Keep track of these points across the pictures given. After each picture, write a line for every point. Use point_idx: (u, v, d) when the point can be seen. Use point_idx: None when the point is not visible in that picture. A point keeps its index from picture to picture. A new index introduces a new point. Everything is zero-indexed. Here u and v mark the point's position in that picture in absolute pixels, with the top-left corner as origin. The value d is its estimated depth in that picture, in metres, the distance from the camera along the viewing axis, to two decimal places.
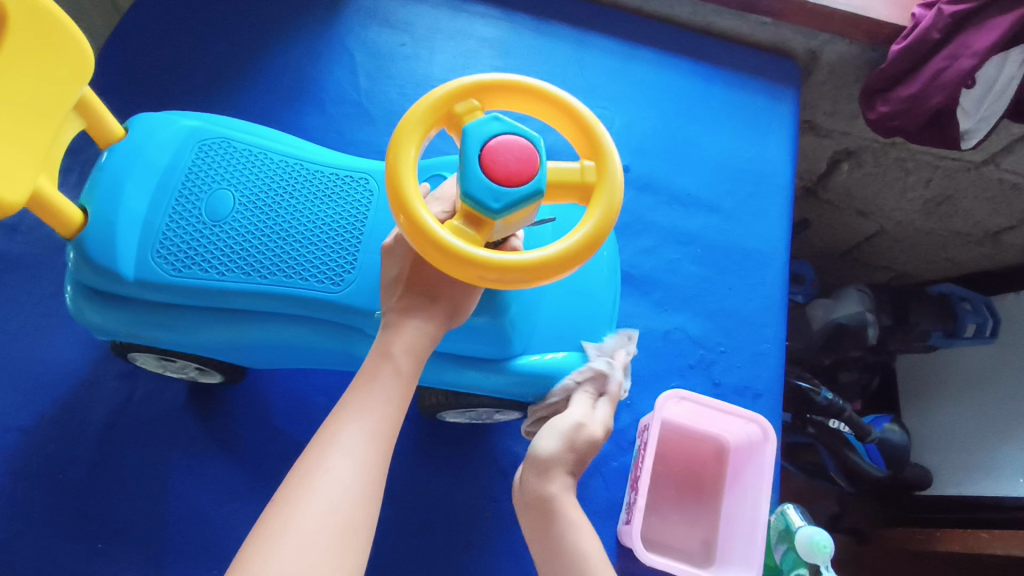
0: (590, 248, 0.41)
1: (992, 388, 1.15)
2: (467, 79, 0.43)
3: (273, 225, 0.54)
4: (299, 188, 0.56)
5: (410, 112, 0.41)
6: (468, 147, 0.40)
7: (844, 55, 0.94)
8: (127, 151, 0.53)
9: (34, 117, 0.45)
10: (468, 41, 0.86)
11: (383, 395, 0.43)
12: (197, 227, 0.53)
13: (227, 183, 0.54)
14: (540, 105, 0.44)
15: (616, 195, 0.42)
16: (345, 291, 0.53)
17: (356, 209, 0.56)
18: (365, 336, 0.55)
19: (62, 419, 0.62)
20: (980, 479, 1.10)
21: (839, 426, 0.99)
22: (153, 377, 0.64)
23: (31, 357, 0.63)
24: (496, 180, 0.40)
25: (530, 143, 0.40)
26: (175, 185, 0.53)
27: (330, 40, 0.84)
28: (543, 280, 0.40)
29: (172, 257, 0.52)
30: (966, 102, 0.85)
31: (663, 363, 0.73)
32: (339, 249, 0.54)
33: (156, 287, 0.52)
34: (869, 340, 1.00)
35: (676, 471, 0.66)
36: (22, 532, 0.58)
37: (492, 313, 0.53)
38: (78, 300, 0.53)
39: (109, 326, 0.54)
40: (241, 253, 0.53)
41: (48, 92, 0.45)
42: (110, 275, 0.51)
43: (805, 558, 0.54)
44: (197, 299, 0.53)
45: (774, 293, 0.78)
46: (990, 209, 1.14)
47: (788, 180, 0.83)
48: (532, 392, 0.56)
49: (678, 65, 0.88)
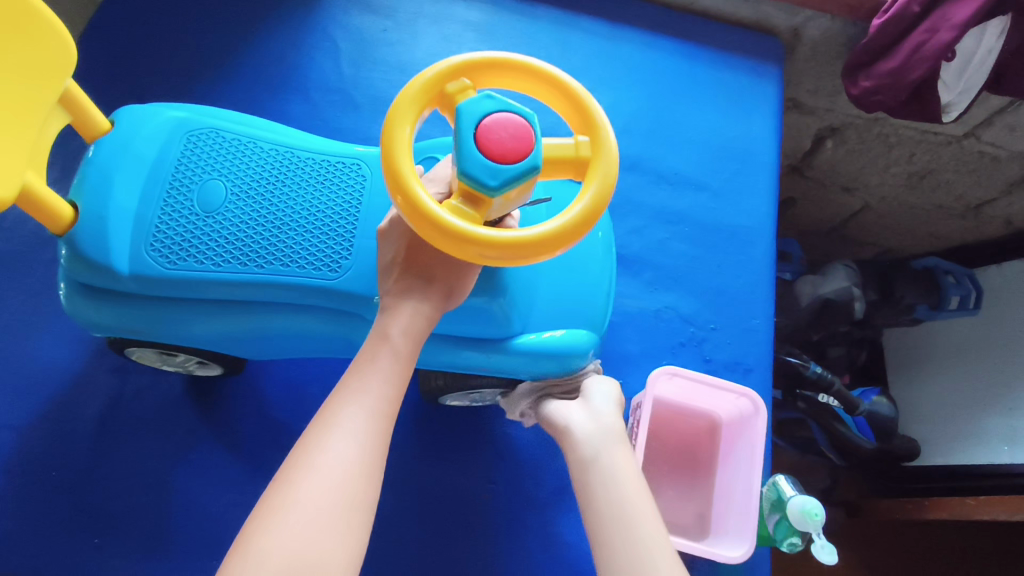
0: (588, 222, 0.42)
1: (976, 359, 1.18)
2: (457, 58, 0.43)
3: (268, 215, 0.54)
4: (291, 176, 0.56)
5: (403, 92, 0.42)
6: (462, 127, 0.41)
7: (827, 31, 0.95)
8: (114, 145, 0.53)
9: (19, 111, 0.44)
10: (451, 25, 0.85)
11: (382, 373, 0.44)
12: (190, 219, 0.53)
13: (218, 173, 0.54)
14: (532, 82, 0.44)
15: (611, 168, 0.42)
16: (343, 277, 0.53)
17: (350, 195, 0.56)
18: (364, 321, 0.55)
19: (54, 416, 0.61)
20: (966, 448, 1.13)
21: (828, 401, 1.00)
22: (144, 371, 0.64)
23: (19, 355, 0.62)
24: (491, 158, 0.41)
25: (525, 120, 0.41)
26: (166, 178, 0.53)
27: (312, 26, 0.83)
28: (542, 256, 0.41)
29: (167, 250, 0.52)
30: (947, 75, 0.88)
31: (655, 341, 0.73)
32: (335, 235, 0.54)
33: (152, 281, 0.52)
34: (857, 315, 1.00)
35: (670, 447, 0.67)
36: (19, 529, 0.58)
37: (490, 294, 0.53)
38: (73, 299, 0.53)
39: (105, 322, 0.53)
40: (236, 243, 0.53)
41: (28, 86, 0.45)
42: (105, 270, 0.51)
43: (797, 527, 0.54)
44: (194, 292, 0.53)
45: (762, 270, 0.78)
46: (973, 181, 1.15)
47: (773, 158, 0.84)
48: (531, 371, 0.57)
49: (662, 44, 0.88)
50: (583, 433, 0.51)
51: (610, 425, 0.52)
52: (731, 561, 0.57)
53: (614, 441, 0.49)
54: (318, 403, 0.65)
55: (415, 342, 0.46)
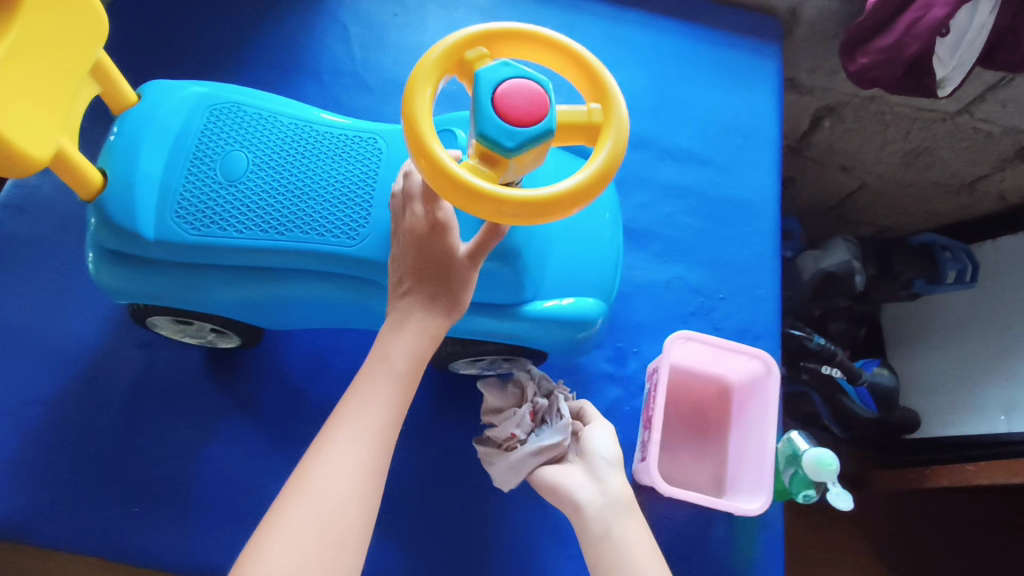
0: (600, 184, 0.43)
1: (972, 331, 1.21)
2: (475, 27, 0.45)
3: (287, 184, 0.55)
4: (310, 148, 0.57)
5: (421, 60, 0.43)
6: (479, 92, 0.42)
7: (823, 10, 0.97)
8: (140, 116, 0.55)
9: (66, 85, 0.47)
10: (458, 9, 0.87)
11: (381, 397, 0.46)
12: (213, 187, 0.54)
13: (240, 145, 0.56)
14: (548, 51, 0.46)
15: (620, 137, 0.43)
16: (361, 244, 0.55)
17: (367, 166, 0.57)
18: (381, 288, 0.57)
19: (86, 391, 0.63)
20: (964, 417, 1.16)
21: (832, 371, 1.03)
22: (172, 347, 0.65)
23: (49, 333, 0.64)
24: (508, 121, 0.42)
25: (540, 87, 0.43)
26: (189, 149, 0.55)
27: (322, 11, 0.84)
28: (555, 216, 0.42)
29: (191, 217, 0.53)
30: (941, 50, 0.88)
31: (666, 310, 0.75)
32: (352, 204, 0.56)
33: (176, 246, 0.53)
34: (857, 288, 1.03)
35: (684, 410, 0.69)
36: (57, 500, 0.59)
37: (503, 259, 0.55)
38: (100, 265, 0.55)
39: (133, 288, 0.55)
40: (257, 210, 0.54)
41: (67, 53, 0.46)
42: (131, 235, 0.52)
43: (812, 477, 0.57)
44: (217, 258, 0.54)
45: (767, 241, 0.81)
46: (967, 157, 1.18)
47: (775, 133, 0.86)
48: (544, 337, 0.59)
49: (665, 25, 0.90)
50: (593, 509, 0.52)
51: (617, 494, 0.53)
52: (748, 513, 0.59)
53: (624, 514, 0.51)
54: (342, 375, 0.66)
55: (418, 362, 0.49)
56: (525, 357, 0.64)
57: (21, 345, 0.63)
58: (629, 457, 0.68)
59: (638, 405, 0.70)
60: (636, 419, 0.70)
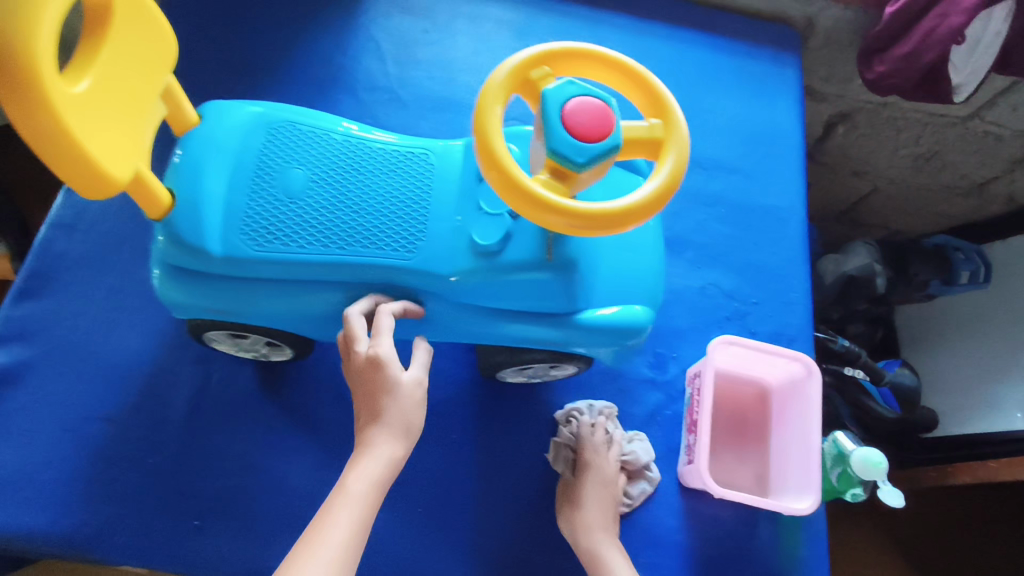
0: (664, 197, 0.44)
1: (986, 331, 1.23)
2: (540, 47, 0.46)
3: (345, 199, 0.56)
4: (365, 163, 0.58)
5: (492, 78, 0.44)
6: (549, 109, 0.44)
7: (839, 21, 1.00)
8: (202, 137, 0.56)
9: (140, 99, 0.47)
10: (487, 24, 0.89)
11: (342, 525, 0.47)
12: (274, 203, 0.55)
13: (298, 162, 0.57)
14: (608, 70, 0.47)
15: (683, 149, 0.45)
16: (418, 256, 0.55)
17: (420, 180, 0.58)
18: (437, 299, 0.57)
19: (144, 407, 0.64)
20: (982, 416, 1.17)
21: (854, 372, 1.04)
22: (226, 361, 0.67)
23: (105, 350, 0.66)
24: (577, 137, 0.43)
25: (607, 104, 0.44)
26: (249, 166, 0.56)
27: (357, 29, 0.86)
28: (624, 227, 0.44)
29: (253, 232, 0.54)
30: (956, 58, 0.91)
31: (702, 316, 0.77)
32: (408, 217, 0.56)
33: (240, 261, 0.54)
34: (879, 290, 1.04)
35: (725, 414, 0.71)
36: (122, 514, 0.61)
37: (555, 268, 0.55)
38: (164, 281, 0.56)
39: (196, 303, 0.56)
40: (317, 225, 0.55)
41: (142, 78, 0.47)
42: (197, 252, 0.53)
43: (861, 476, 0.58)
44: (278, 272, 0.55)
45: (797, 246, 0.82)
46: (977, 160, 1.21)
47: (799, 141, 0.89)
48: (596, 345, 0.58)
49: (688, 38, 0.93)
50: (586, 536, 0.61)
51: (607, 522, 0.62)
52: (797, 512, 0.61)
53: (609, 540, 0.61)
54: None
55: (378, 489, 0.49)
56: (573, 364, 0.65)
57: (78, 363, 0.65)
58: (673, 460, 0.69)
59: (680, 409, 0.71)
60: (679, 423, 0.71)
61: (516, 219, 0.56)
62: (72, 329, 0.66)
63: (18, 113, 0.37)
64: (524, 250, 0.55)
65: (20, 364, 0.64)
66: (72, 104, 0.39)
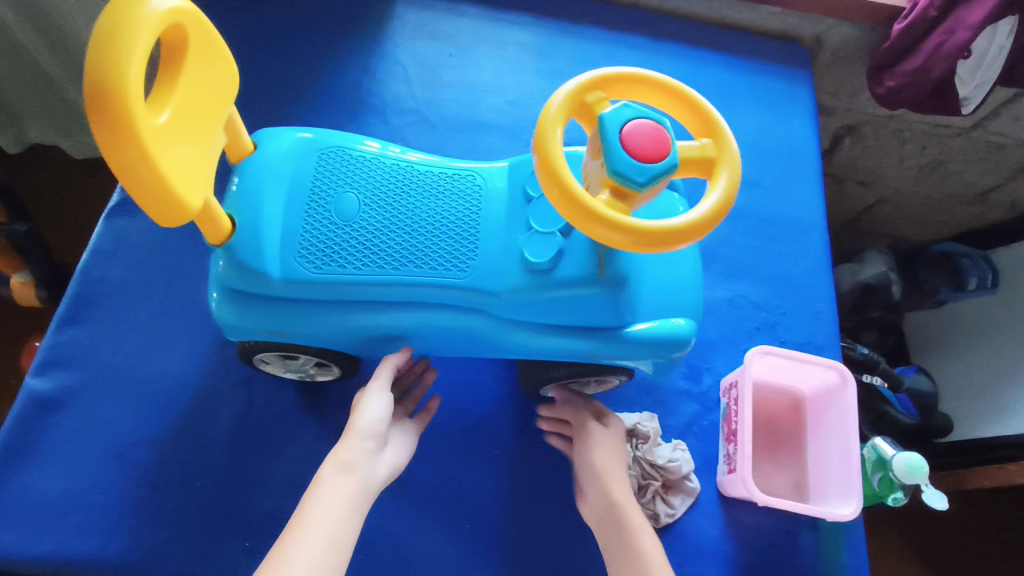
0: (720, 213, 0.46)
1: (992, 338, 1.25)
2: (597, 71, 0.48)
3: (397, 221, 0.58)
4: (414, 186, 0.60)
5: (551, 103, 0.46)
6: (608, 131, 0.46)
7: (848, 37, 1.03)
8: (257, 165, 0.58)
9: (204, 125, 0.49)
10: (508, 47, 0.92)
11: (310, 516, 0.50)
12: (329, 226, 0.57)
13: (350, 186, 0.58)
14: (660, 93, 0.50)
15: (734, 165, 0.47)
16: (470, 275, 0.57)
17: (468, 201, 0.60)
18: (487, 316, 0.59)
19: (190, 430, 0.64)
20: (993, 420, 1.19)
21: (874, 379, 1.06)
22: (270, 382, 0.67)
23: (149, 374, 0.65)
24: (636, 157, 0.45)
25: (662, 126, 0.46)
26: (304, 192, 0.57)
27: (384, 55, 0.89)
28: (682, 242, 0.46)
29: (310, 255, 0.56)
30: (963, 71, 0.95)
31: (732, 326, 0.78)
32: (458, 237, 0.58)
33: (298, 283, 0.55)
34: (895, 297, 1.10)
35: (762, 423, 0.72)
36: (171, 538, 0.60)
37: (606, 284, 0.57)
38: (223, 304, 0.57)
39: (253, 324, 0.57)
40: (371, 246, 0.57)
41: (208, 108, 0.50)
42: (256, 275, 0.55)
43: (903, 480, 0.60)
44: (334, 293, 0.57)
45: (819, 257, 0.84)
46: (981, 169, 1.24)
47: (815, 154, 0.91)
48: (642, 357, 0.60)
49: (702, 58, 0.96)
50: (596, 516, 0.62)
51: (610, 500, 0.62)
52: (842, 518, 0.62)
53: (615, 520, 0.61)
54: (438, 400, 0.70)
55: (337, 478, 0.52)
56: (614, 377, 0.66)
57: (122, 387, 0.65)
58: (712, 470, 0.70)
59: (716, 419, 0.73)
60: (716, 433, 0.72)
61: (567, 237, 0.57)
62: (114, 352, 0.66)
63: (107, 143, 0.39)
64: (576, 267, 0.56)
65: (64, 390, 0.63)
66: (154, 133, 0.41)
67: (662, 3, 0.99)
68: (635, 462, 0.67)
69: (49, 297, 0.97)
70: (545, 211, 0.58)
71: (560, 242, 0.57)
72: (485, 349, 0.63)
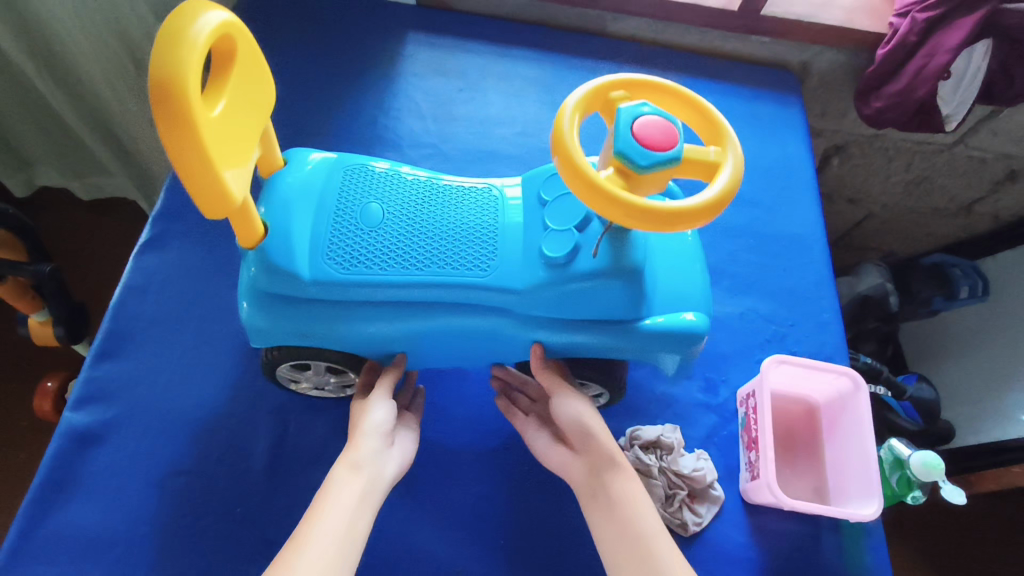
0: (717, 208, 0.49)
1: (984, 342, 1.31)
2: (622, 75, 0.53)
3: (420, 227, 0.61)
4: (436, 196, 0.63)
5: (577, 92, 0.51)
6: (621, 120, 0.50)
7: (833, 63, 1.08)
8: (287, 178, 0.61)
9: (250, 130, 0.53)
10: (515, 81, 0.97)
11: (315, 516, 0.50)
12: (356, 233, 0.59)
13: (375, 197, 0.61)
14: (678, 102, 0.54)
15: (735, 166, 0.50)
16: (493, 275, 0.59)
17: (486, 210, 0.63)
18: (507, 316, 0.61)
19: (228, 458, 0.66)
20: (992, 425, 1.22)
21: (877, 388, 1.09)
22: (304, 410, 0.69)
23: (186, 405, 0.67)
24: (642, 143, 0.49)
25: (672, 124, 0.50)
26: (332, 202, 0.60)
27: (397, 93, 0.93)
28: (675, 227, 0.48)
29: (339, 258, 0.58)
30: (944, 91, 1.00)
31: (744, 340, 0.81)
32: (480, 240, 0.61)
33: (327, 285, 0.58)
34: (893, 307, 1.13)
35: (779, 431, 0.74)
36: (213, 566, 0.61)
37: (624, 277, 0.58)
38: (254, 308, 0.59)
39: (283, 327, 0.60)
40: (397, 250, 0.59)
41: (253, 116, 0.53)
42: (287, 277, 0.57)
43: (921, 478, 0.63)
44: (362, 295, 0.59)
45: (823, 270, 0.88)
46: (963, 183, 1.31)
47: (811, 173, 0.96)
48: (659, 349, 0.61)
49: (697, 86, 1.02)
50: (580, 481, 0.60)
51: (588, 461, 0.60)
52: (865, 518, 0.64)
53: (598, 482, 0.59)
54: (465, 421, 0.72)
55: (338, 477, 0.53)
56: (605, 386, 0.68)
57: (160, 419, 0.66)
58: (734, 478, 0.72)
59: (735, 429, 0.75)
60: (736, 442, 0.75)
61: (583, 232, 0.59)
62: (150, 385, 0.67)
63: (169, 134, 0.42)
64: (592, 261, 0.58)
65: (102, 423, 0.65)
66: (209, 128, 0.44)
67: (656, 37, 1.05)
68: (662, 472, 0.69)
69: (67, 336, 0.98)
70: (562, 210, 0.60)
71: (577, 237, 0.58)
72: (506, 349, 0.65)
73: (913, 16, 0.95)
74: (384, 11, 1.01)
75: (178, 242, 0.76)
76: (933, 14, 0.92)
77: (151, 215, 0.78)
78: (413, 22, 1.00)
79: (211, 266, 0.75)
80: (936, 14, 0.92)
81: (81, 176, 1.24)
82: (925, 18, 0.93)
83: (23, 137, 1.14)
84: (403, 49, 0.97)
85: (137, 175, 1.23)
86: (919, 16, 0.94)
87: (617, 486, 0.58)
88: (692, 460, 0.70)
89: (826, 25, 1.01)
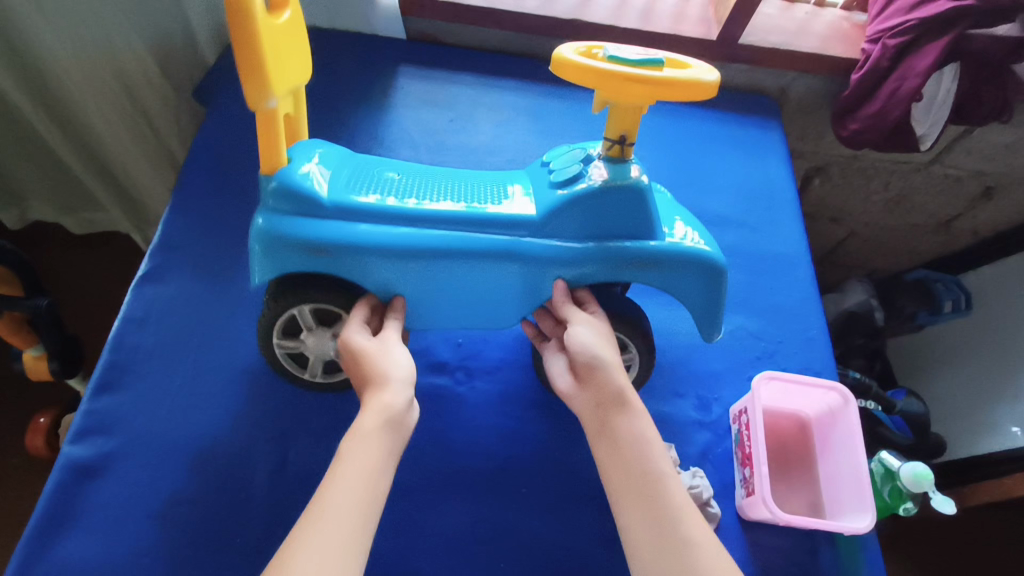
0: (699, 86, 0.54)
1: (971, 355, 1.35)
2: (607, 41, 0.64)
3: (435, 183, 0.66)
4: (446, 171, 0.70)
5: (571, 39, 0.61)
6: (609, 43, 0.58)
7: (811, 87, 1.12)
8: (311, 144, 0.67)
9: (296, 65, 0.61)
10: (504, 111, 1.00)
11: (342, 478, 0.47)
12: (376, 181, 0.64)
13: (391, 167, 0.68)
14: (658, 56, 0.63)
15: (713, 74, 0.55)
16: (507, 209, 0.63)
17: (493, 180, 0.69)
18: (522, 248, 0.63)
19: (228, 487, 0.65)
20: (986, 436, 1.26)
21: (868, 403, 1.11)
22: (302, 437, 0.69)
23: (186, 435, 0.67)
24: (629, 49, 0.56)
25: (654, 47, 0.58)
26: (353, 164, 0.66)
27: (389, 124, 0.95)
28: (661, 91, 0.53)
29: (362, 191, 0.62)
30: (917, 112, 1.04)
31: (735, 357, 0.83)
32: (490, 192, 0.66)
33: (350, 210, 0.60)
34: (879, 323, 1.17)
35: (772, 447, 0.75)
36: None
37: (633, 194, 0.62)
38: (268, 233, 0.59)
39: (298, 249, 0.60)
40: (415, 192, 0.64)
41: (299, 56, 0.62)
42: (312, 200, 0.60)
43: (912, 489, 0.63)
44: (382, 222, 0.61)
45: (807, 287, 0.90)
46: (942, 201, 1.36)
47: (793, 194, 0.99)
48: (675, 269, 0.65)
49: (680, 112, 1.05)
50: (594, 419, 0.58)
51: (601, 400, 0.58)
52: (859, 531, 0.65)
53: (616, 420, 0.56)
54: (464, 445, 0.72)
55: (373, 434, 0.50)
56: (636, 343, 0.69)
57: (160, 449, 0.66)
58: (731, 495, 0.73)
59: (730, 446, 0.76)
60: (730, 459, 0.75)
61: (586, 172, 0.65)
62: (150, 415, 0.68)
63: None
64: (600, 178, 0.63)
65: (102, 455, 0.65)
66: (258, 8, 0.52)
67: None
68: None
69: (61, 369, 0.98)
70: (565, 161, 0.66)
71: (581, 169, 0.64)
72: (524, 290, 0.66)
73: (884, 42, 0.99)
74: (375, 47, 1.04)
75: (176, 274, 0.77)
76: (902, 41, 0.96)
77: (148, 247, 0.79)
78: (404, 57, 1.03)
79: (208, 296, 0.76)
80: (905, 40, 0.96)
81: (73, 211, 1.25)
82: (895, 45, 0.97)
83: (16, 174, 1.15)
84: (394, 81, 1.00)
85: (130, 208, 1.25)
86: (890, 43, 0.98)
87: (623, 426, 0.55)
88: (688, 479, 0.70)
89: (802, 52, 1.05)
